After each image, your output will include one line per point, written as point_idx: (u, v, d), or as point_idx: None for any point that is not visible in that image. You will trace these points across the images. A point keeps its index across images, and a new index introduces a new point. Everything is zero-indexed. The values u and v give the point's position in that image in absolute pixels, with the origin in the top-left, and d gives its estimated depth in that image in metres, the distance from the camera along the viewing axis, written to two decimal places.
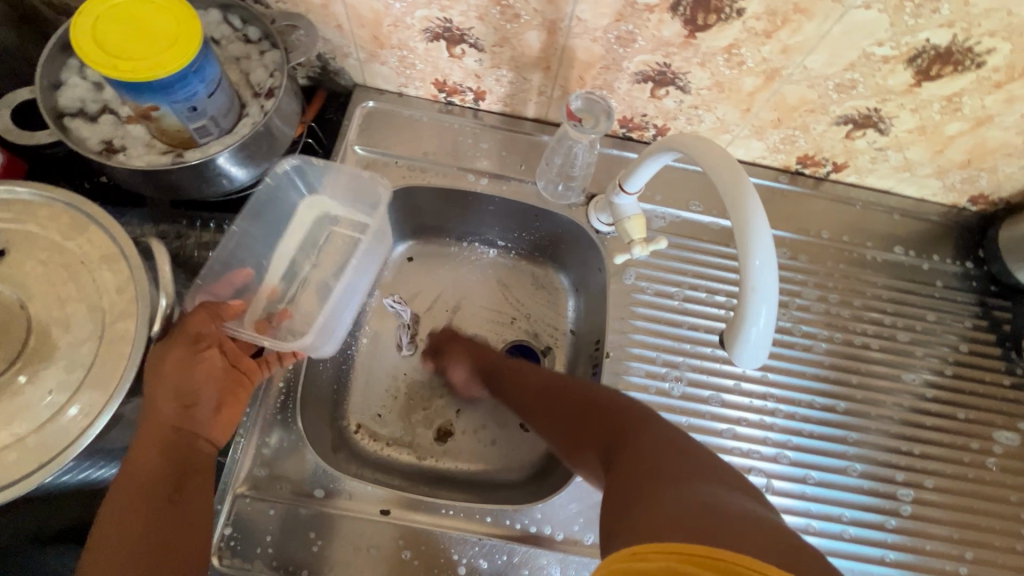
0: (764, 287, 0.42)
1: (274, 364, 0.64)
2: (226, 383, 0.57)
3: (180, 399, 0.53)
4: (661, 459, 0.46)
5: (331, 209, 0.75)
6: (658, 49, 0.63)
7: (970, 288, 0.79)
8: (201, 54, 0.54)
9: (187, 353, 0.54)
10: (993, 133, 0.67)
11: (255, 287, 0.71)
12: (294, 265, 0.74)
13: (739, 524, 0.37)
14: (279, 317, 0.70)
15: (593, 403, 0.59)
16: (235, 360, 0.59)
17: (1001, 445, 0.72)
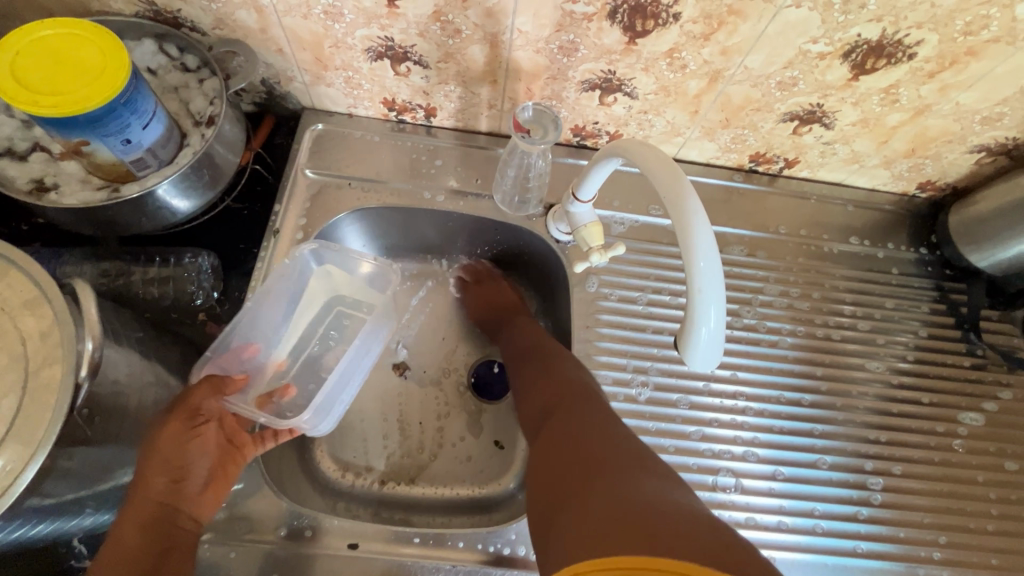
0: (709, 287, 0.42)
1: (270, 441, 0.61)
2: (217, 458, 0.57)
3: (170, 473, 0.54)
4: (592, 441, 0.51)
5: (345, 290, 0.76)
6: (601, 57, 0.63)
7: (926, 274, 0.81)
8: (131, 85, 0.53)
9: (184, 428, 0.55)
10: (932, 122, 0.69)
11: (265, 363, 0.70)
12: (302, 340, 0.73)
13: (636, 464, 0.47)
14: (281, 392, 0.67)
15: (551, 377, 0.64)
16: (231, 435, 0.59)
17: (966, 426, 0.72)
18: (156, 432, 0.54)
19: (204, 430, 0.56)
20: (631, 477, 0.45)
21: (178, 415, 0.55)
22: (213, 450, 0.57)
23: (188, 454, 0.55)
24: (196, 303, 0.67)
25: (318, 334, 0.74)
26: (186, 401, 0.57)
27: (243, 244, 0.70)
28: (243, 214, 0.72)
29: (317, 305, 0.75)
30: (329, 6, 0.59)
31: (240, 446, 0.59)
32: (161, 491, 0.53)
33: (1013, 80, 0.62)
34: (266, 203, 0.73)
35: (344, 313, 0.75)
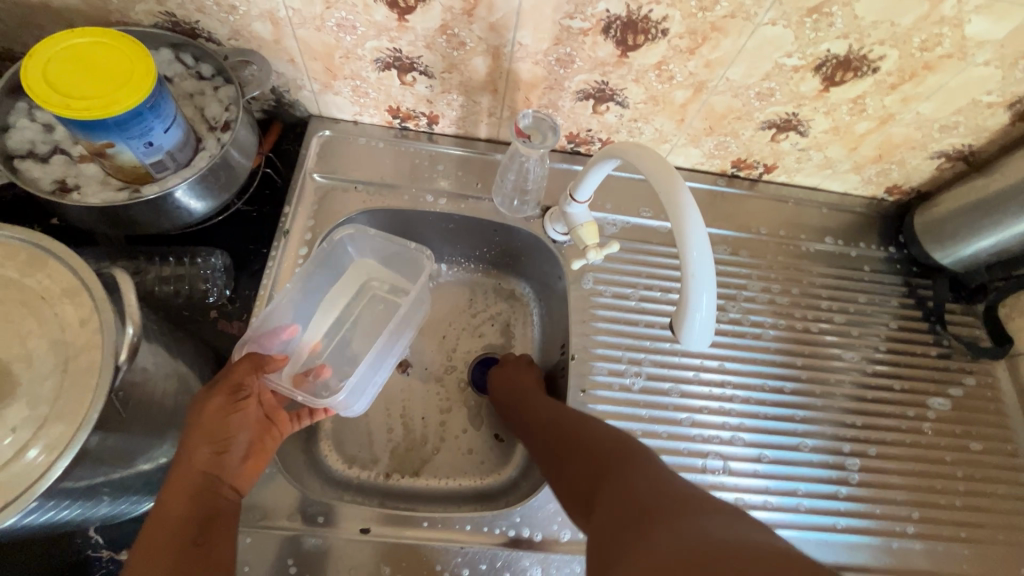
0: (702, 273, 0.46)
1: (305, 420, 0.65)
2: (258, 432, 0.59)
3: (214, 445, 0.55)
4: (599, 470, 0.52)
5: (378, 274, 0.80)
6: (595, 68, 0.68)
7: (895, 270, 0.87)
8: (157, 90, 0.56)
9: (228, 403, 0.57)
10: (896, 130, 0.75)
11: (301, 341, 0.74)
12: (337, 322, 0.78)
13: (669, 485, 0.46)
14: (317, 372, 0.71)
15: (574, 442, 0.59)
16: (270, 411, 0.61)
17: (934, 411, 0.78)
18: (203, 406, 0.56)
19: (247, 405, 0.58)
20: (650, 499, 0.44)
21: (223, 390, 0.57)
22: (254, 425, 0.59)
23: (232, 427, 0.57)
24: (209, 300, 0.70)
25: (353, 316, 0.78)
26: (229, 376, 0.59)
27: (254, 244, 0.73)
28: (253, 216, 0.75)
29: (351, 287, 0.79)
30: (342, 19, 0.64)
31: (277, 422, 0.61)
32: (206, 461, 0.55)
33: (966, 92, 0.68)
34: (275, 205, 0.76)
35: (378, 295, 0.79)
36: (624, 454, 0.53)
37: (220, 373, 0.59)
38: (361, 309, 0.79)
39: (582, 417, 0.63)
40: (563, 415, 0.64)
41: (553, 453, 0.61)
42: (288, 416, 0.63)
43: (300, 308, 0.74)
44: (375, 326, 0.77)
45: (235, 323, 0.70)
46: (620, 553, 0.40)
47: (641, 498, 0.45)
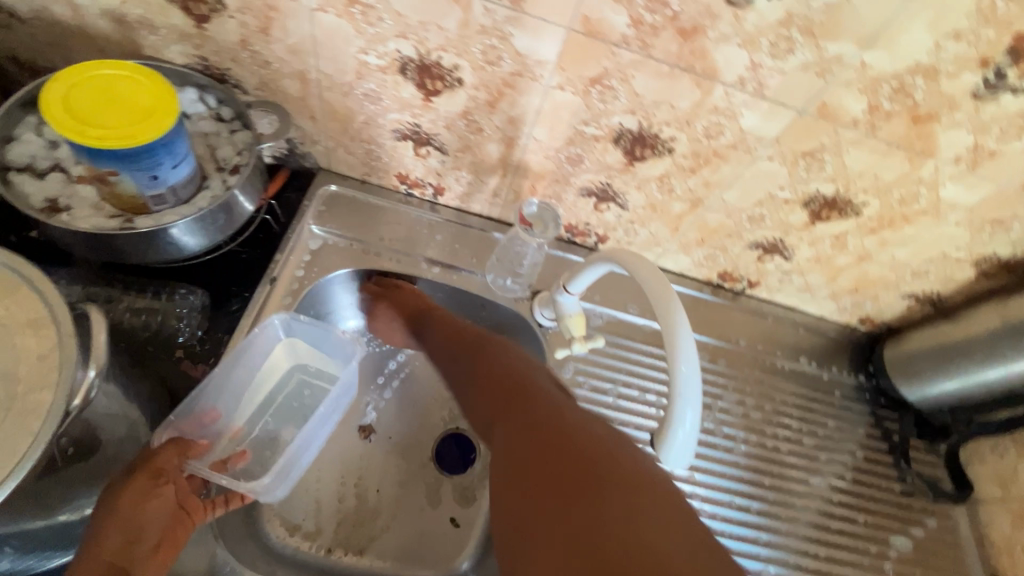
0: (688, 393, 0.47)
1: (220, 509, 0.61)
2: (172, 520, 0.57)
3: (124, 534, 0.53)
4: (565, 437, 0.48)
5: (307, 359, 0.75)
6: (602, 171, 0.72)
7: (863, 399, 0.89)
8: (174, 129, 0.56)
9: (143, 489, 0.55)
10: (872, 268, 0.80)
11: (221, 428, 0.69)
12: (260, 407, 0.73)
13: (614, 475, 0.44)
14: (236, 457, 0.66)
15: (495, 373, 0.62)
16: (186, 500, 0.58)
17: (896, 549, 0.77)
18: (118, 491, 0.55)
19: (165, 490, 0.57)
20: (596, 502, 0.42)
21: (143, 475, 0.56)
22: (170, 514, 0.57)
23: (144, 515, 0.55)
24: (178, 339, 0.67)
25: (277, 402, 0.74)
26: (152, 460, 0.57)
27: (236, 286, 0.71)
28: (241, 257, 0.73)
29: (279, 371, 0.74)
30: (370, 90, 0.66)
31: (190, 511, 0.58)
32: (113, 552, 0.52)
33: (938, 245, 0.73)
34: (266, 250, 0.74)
35: (305, 381, 0.75)
36: (596, 433, 0.49)
37: (141, 457, 0.58)
38: (288, 394, 0.74)
39: (507, 361, 0.64)
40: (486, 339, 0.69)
41: (478, 397, 0.62)
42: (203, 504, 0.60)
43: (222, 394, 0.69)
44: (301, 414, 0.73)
45: (199, 367, 0.67)
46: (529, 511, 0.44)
47: (585, 499, 0.42)
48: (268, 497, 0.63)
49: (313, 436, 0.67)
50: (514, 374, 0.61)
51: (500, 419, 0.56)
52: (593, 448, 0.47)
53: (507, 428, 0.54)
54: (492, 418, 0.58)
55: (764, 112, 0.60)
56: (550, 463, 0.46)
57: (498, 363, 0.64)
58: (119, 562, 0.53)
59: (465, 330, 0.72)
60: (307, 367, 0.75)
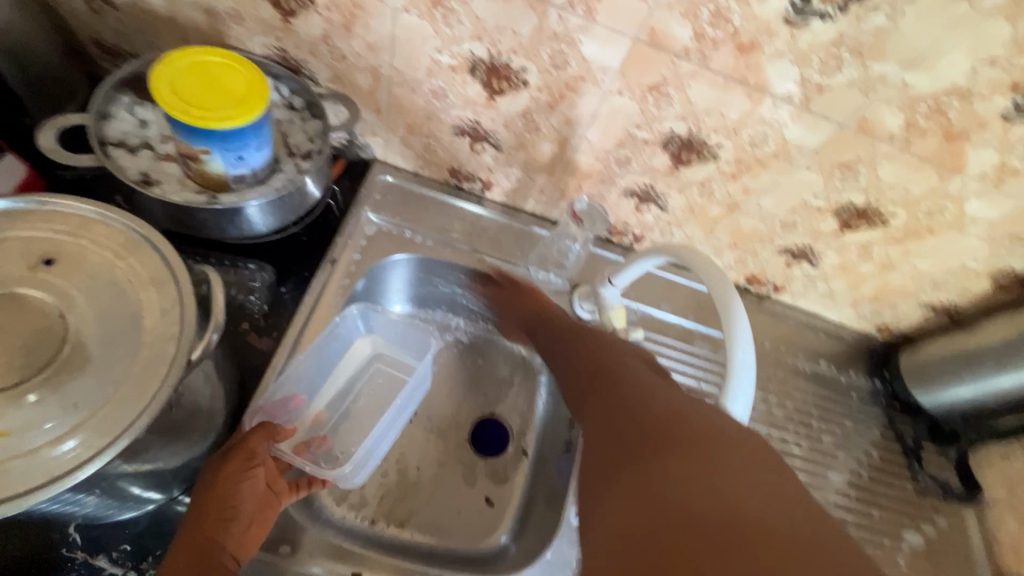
0: (742, 372, 0.51)
1: (302, 491, 0.64)
2: (262, 500, 0.58)
3: (223, 511, 0.55)
4: (657, 408, 0.49)
5: (382, 349, 0.88)
6: (647, 173, 0.77)
7: (879, 402, 0.93)
8: (264, 114, 0.60)
9: (240, 469, 0.57)
10: (894, 277, 0.84)
11: (304, 411, 0.78)
12: (337, 393, 0.83)
13: (706, 442, 0.43)
14: (319, 442, 0.78)
15: (585, 358, 0.66)
16: (272, 481, 0.60)
17: (908, 544, 0.82)
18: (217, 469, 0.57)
19: (257, 472, 0.58)
20: (677, 462, 0.42)
21: (239, 455, 0.58)
22: (261, 494, 0.58)
23: (240, 494, 0.56)
24: (245, 312, 0.71)
25: (353, 388, 0.84)
26: (245, 442, 0.59)
27: (297, 266, 0.75)
28: (302, 239, 0.77)
29: (357, 359, 0.86)
30: (437, 86, 0.71)
31: (277, 493, 0.60)
32: (213, 528, 0.53)
33: (958, 257, 0.78)
34: (325, 234, 0.78)
35: (378, 369, 0.86)
36: (692, 411, 0.48)
37: (235, 440, 0.60)
38: (362, 383, 0.85)
39: (613, 349, 0.65)
40: (578, 324, 0.73)
41: (572, 381, 0.65)
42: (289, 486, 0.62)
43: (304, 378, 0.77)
44: (373, 401, 0.84)
45: (264, 339, 0.70)
46: (603, 479, 0.46)
47: (662, 460, 0.43)
48: (346, 484, 0.74)
49: (389, 420, 0.81)
50: (610, 360, 0.63)
51: (587, 406, 0.58)
52: (682, 417, 0.47)
53: (595, 408, 0.56)
54: (582, 393, 0.61)
55: (807, 124, 0.65)
56: (639, 431, 0.48)
57: (596, 351, 0.66)
58: (217, 539, 0.53)
59: (563, 325, 0.74)
60: (379, 359, 0.87)
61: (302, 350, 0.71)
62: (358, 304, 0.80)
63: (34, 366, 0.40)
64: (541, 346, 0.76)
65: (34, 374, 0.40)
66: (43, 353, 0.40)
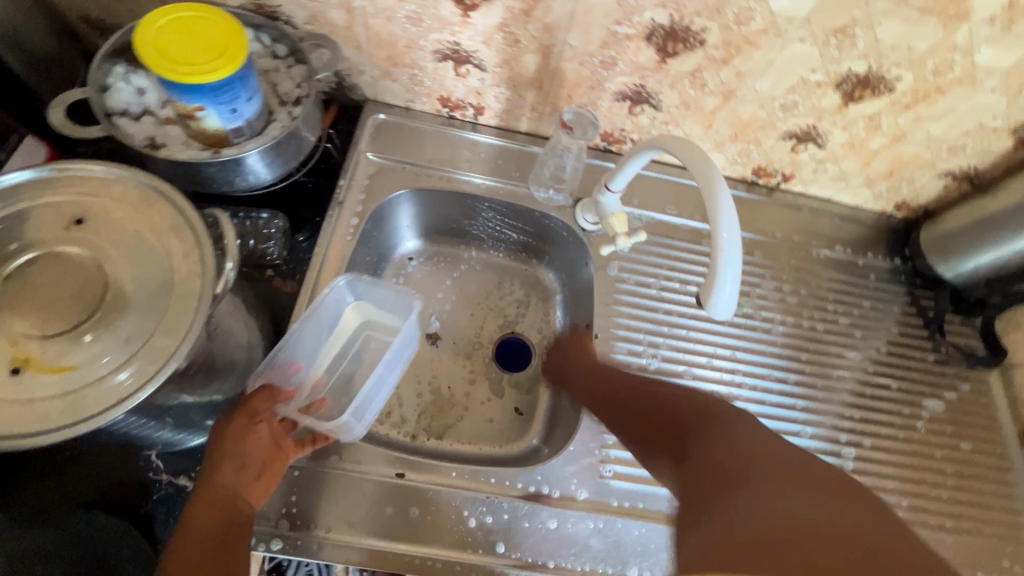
0: (730, 247, 0.51)
1: (309, 445, 0.64)
2: (270, 454, 0.60)
3: (235, 463, 0.57)
4: (749, 442, 0.50)
5: (373, 317, 0.79)
6: (635, 72, 0.75)
7: (899, 281, 0.93)
8: (247, 63, 0.63)
9: (245, 425, 0.58)
10: (908, 148, 0.81)
11: (303, 378, 0.73)
12: (331, 359, 0.77)
13: (789, 473, 0.45)
14: (318, 404, 0.70)
15: (656, 397, 0.65)
16: (278, 437, 0.61)
17: (929, 411, 0.83)
18: (222, 427, 0.58)
19: (262, 429, 0.60)
20: (770, 487, 0.44)
21: (241, 414, 0.59)
22: (268, 447, 0.60)
23: (248, 448, 0.58)
24: (267, 259, 0.76)
25: (348, 354, 0.78)
26: (248, 402, 0.61)
27: (308, 212, 0.79)
28: (308, 186, 0.81)
29: (347, 327, 0.78)
30: (412, 11, 0.71)
31: (285, 448, 0.61)
32: (228, 479, 0.56)
33: (973, 116, 0.74)
34: (328, 178, 0.82)
35: (371, 338, 0.79)
36: (800, 473, 0.45)
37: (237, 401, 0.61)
38: (356, 349, 0.78)
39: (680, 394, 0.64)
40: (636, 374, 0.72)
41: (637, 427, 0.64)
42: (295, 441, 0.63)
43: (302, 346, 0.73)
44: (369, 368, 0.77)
45: (288, 282, 0.76)
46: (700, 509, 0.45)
47: (744, 481, 0.45)
48: (349, 435, 0.67)
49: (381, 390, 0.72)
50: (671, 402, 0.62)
51: (692, 478, 0.49)
52: (764, 448, 0.48)
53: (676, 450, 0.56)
54: (649, 440, 0.61)
55: None
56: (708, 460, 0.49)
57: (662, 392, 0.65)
58: (234, 489, 0.56)
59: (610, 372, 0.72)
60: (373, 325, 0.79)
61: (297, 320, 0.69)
62: (345, 274, 0.73)
63: (86, 310, 0.46)
64: (585, 391, 0.74)
65: (87, 318, 0.45)
66: (89, 300, 0.46)
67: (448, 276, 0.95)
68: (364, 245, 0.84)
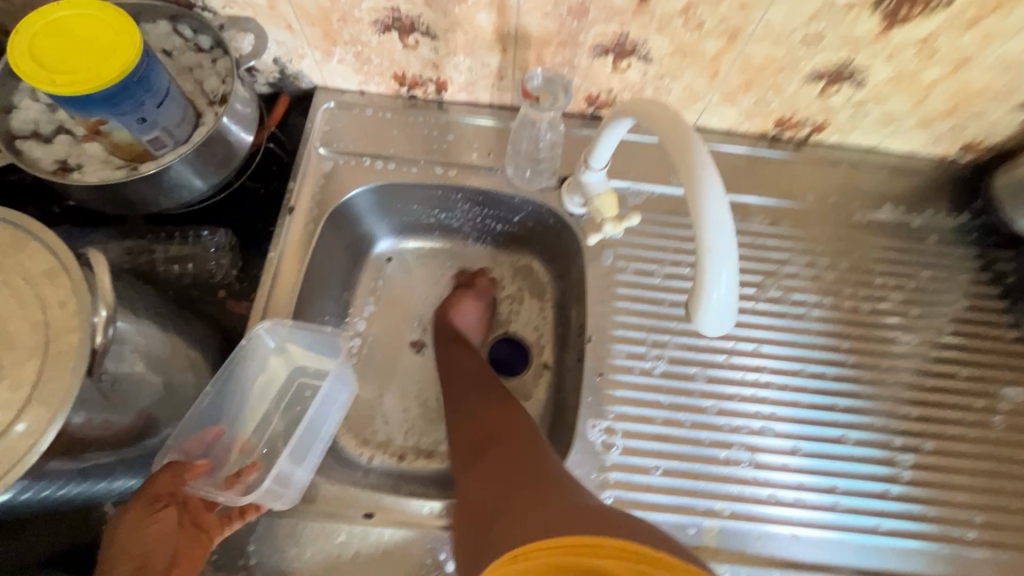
0: (720, 249, 0.40)
1: (237, 522, 0.56)
2: (182, 541, 0.52)
3: (133, 561, 0.50)
4: (527, 441, 0.61)
5: (302, 362, 0.70)
6: (612, 18, 0.62)
7: (969, 242, 0.76)
8: (144, 63, 0.54)
9: (142, 514, 0.52)
10: (975, 75, 0.64)
11: (226, 443, 0.64)
12: (263, 415, 0.68)
13: (552, 490, 0.53)
14: (247, 469, 0.60)
15: (461, 386, 0.71)
16: (197, 518, 0.54)
17: (1008, 402, 0.68)
18: (118, 520, 0.52)
19: (164, 514, 0.53)
20: (551, 504, 0.52)
21: (140, 501, 0.53)
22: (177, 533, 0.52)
23: (148, 539, 0.51)
24: (215, 280, 0.69)
25: (281, 407, 0.69)
26: (149, 485, 0.54)
27: (260, 222, 0.72)
28: (260, 192, 0.73)
29: (275, 378, 0.69)
30: None
31: (206, 529, 0.54)
32: None
33: None
34: (281, 180, 0.74)
35: (305, 384, 0.70)
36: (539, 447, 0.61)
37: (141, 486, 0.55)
38: (288, 401, 0.69)
39: (484, 386, 0.70)
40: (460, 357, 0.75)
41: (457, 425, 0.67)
42: (219, 520, 0.55)
43: (221, 408, 0.64)
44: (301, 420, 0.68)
45: (242, 304, 0.69)
46: (499, 537, 0.51)
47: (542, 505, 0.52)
48: (281, 503, 0.58)
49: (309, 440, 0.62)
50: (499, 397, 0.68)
51: (500, 495, 0.55)
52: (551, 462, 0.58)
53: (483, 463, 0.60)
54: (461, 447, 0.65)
55: None
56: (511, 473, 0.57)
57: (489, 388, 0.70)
58: None
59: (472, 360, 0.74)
60: (303, 372, 0.70)
61: (210, 381, 0.61)
62: (262, 320, 0.64)
63: None
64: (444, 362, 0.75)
65: None
66: None
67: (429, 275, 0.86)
68: (327, 250, 0.75)
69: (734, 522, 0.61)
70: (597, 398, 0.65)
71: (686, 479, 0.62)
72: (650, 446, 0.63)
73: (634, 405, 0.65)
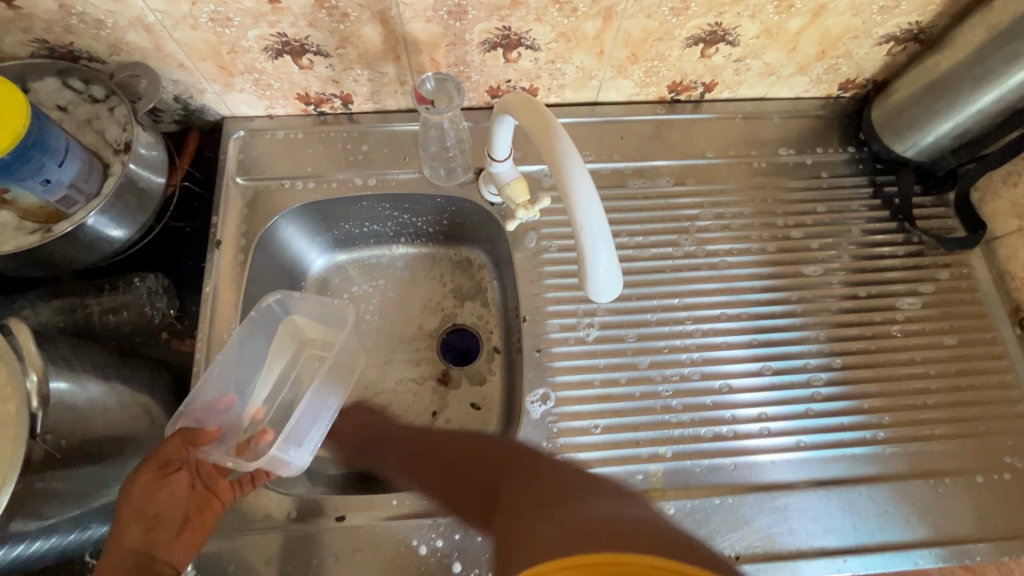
0: (592, 223, 0.46)
1: (247, 487, 0.62)
2: (192, 504, 0.57)
3: (145, 520, 0.53)
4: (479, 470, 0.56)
5: (311, 334, 0.75)
6: (491, 15, 0.65)
7: (858, 172, 0.83)
8: (36, 126, 0.55)
9: (155, 478, 0.55)
10: (832, 21, 0.69)
11: (237, 412, 0.68)
12: (275, 386, 0.72)
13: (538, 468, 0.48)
14: (258, 437, 0.64)
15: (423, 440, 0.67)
16: (208, 482, 0.59)
17: (904, 312, 0.75)
18: (129, 482, 0.54)
19: (176, 478, 0.57)
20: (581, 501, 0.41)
21: (150, 466, 0.56)
22: (187, 497, 0.57)
23: (161, 501, 0.55)
24: (156, 323, 0.71)
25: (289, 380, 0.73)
26: (158, 452, 0.57)
27: (191, 260, 0.73)
28: (186, 231, 0.75)
29: (284, 349, 0.73)
30: (213, 12, 0.61)
31: (217, 493, 0.59)
32: (138, 539, 0.52)
33: None
34: (204, 216, 0.76)
35: (313, 355, 0.74)
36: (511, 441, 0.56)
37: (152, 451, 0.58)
38: (297, 371, 0.74)
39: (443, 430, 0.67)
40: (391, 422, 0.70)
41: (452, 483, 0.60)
42: (230, 485, 0.61)
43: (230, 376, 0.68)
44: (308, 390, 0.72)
45: (186, 341, 0.70)
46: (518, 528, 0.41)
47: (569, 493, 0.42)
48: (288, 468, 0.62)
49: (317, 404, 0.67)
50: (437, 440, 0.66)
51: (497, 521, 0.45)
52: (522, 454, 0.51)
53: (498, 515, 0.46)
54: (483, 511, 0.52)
55: None
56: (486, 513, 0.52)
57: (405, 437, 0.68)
58: (147, 548, 0.52)
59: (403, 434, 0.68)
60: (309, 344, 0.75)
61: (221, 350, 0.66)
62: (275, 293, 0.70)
63: None
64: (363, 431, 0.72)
65: None
66: None
67: (373, 282, 0.87)
68: (261, 274, 0.77)
69: (676, 461, 0.67)
70: (538, 371, 0.70)
71: (628, 431, 0.68)
72: (594, 407, 0.68)
73: (575, 372, 0.70)
